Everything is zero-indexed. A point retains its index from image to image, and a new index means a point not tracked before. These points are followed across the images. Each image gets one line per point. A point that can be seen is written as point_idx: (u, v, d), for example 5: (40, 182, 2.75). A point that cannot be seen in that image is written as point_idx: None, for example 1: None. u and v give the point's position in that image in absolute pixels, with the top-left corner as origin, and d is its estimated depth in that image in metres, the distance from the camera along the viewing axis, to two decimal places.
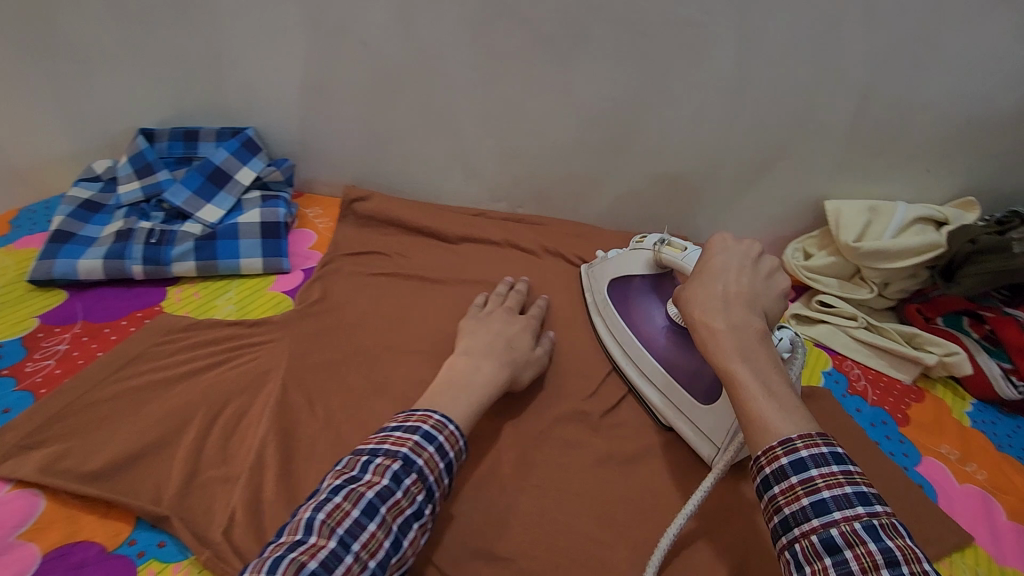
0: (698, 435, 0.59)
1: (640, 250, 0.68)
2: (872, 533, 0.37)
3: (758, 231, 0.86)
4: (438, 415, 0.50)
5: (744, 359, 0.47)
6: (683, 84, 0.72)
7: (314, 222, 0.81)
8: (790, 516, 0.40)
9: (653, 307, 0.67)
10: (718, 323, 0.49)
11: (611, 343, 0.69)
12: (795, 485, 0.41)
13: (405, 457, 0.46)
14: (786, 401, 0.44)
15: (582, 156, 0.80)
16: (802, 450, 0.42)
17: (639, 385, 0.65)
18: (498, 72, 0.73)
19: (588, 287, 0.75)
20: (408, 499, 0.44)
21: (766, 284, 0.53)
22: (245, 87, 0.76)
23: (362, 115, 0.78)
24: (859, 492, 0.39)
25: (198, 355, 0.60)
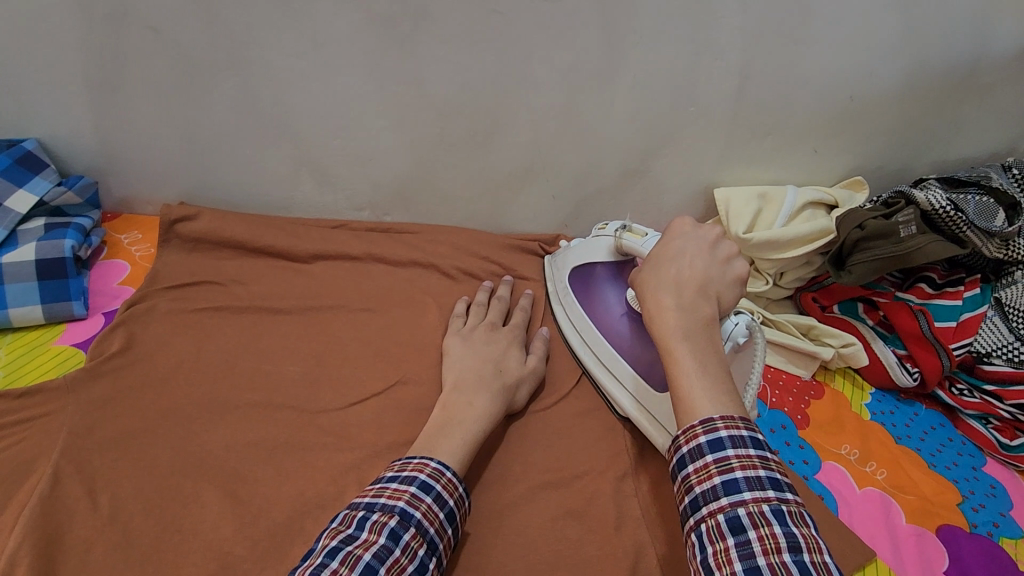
0: (649, 419, 0.58)
1: (602, 236, 0.65)
2: (778, 516, 0.36)
3: (650, 224, 0.80)
4: (435, 461, 0.47)
5: (685, 340, 0.44)
6: (548, 69, 0.63)
7: (130, 249, 0.67)
8: (699, 495, 0.39)
9: (609, 292, 0.64)
10: (670, 300, 0.46)
11: (572, 332, 0.65)
12: (709, 464, 0.40)
13: (403, 511, 0.42)
14: (719, 384, 0.43)
15: (448, 154, 0.70)
16: (721, 429, 0.40)
17: (610, 390, 0.61)
18: (331, 63, 0.61)
19: (551, 275, 0.71)
20: (407, 555, 0.41)
21: (723, 268, 0.48)
22: (11, 92, 0.61)
23: (172, 118, 0.64)
24: (769, 475, 0.38)
25: None
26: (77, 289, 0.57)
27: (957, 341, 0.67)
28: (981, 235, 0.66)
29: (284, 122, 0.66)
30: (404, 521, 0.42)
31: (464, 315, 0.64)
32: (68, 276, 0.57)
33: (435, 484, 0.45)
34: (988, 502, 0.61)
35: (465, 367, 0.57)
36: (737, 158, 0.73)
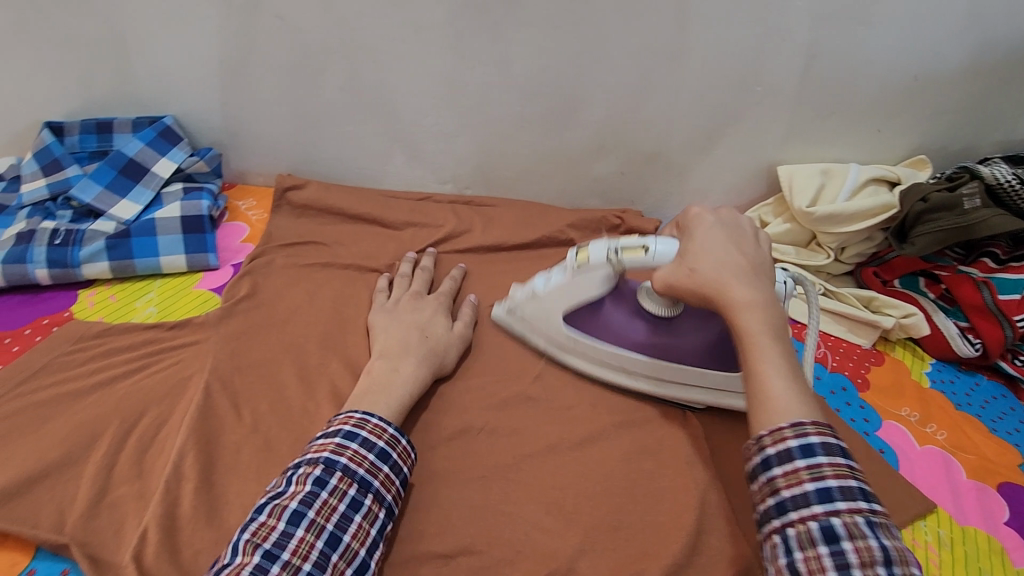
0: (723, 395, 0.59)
1: (595, 268, 0.57)
2: (872, 527, 0.37)
3: (714, 201, 0.84)
4: (360, 412, 0.49)
5: (778, 342, 0.46)
6: (625, 51, 0.69)
7: (247, 214, 0.76)
8: (787, 500, 0.40)
9: (615, 316, 0.60)
10: (750, 293, 0.48)
11: (597, 368, 0.61)
12: (798, 468, 0.40)
13: (327, 460, 0.45)
14: (803, 379, 0.45)
15: (528, 131, 0.76)
16: (812, 436, 0.41)
17: (681, 394, 0.59)
18: (429, 45, 0.68)
19: (525, 329, 0.63)
20: (335, 496, 0.44)
21: (761, 250, 0.53)
22: (158, 73, 0.71)
23: (288, 98, 0.73)
24: (860, 486, 0.39)
25: (114, 362, 0.56)
26: (213, 243, 0.65)
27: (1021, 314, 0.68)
28: None
29: (384, 100, 0.73)
30: (329, 470, 0.45)
31: (387, 290, 0.66)
32: (206, 231, 0.65)
33: (360, 432, 0.47)
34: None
35: (390, 335, 0.59)
36: (802, 136, 0.77)
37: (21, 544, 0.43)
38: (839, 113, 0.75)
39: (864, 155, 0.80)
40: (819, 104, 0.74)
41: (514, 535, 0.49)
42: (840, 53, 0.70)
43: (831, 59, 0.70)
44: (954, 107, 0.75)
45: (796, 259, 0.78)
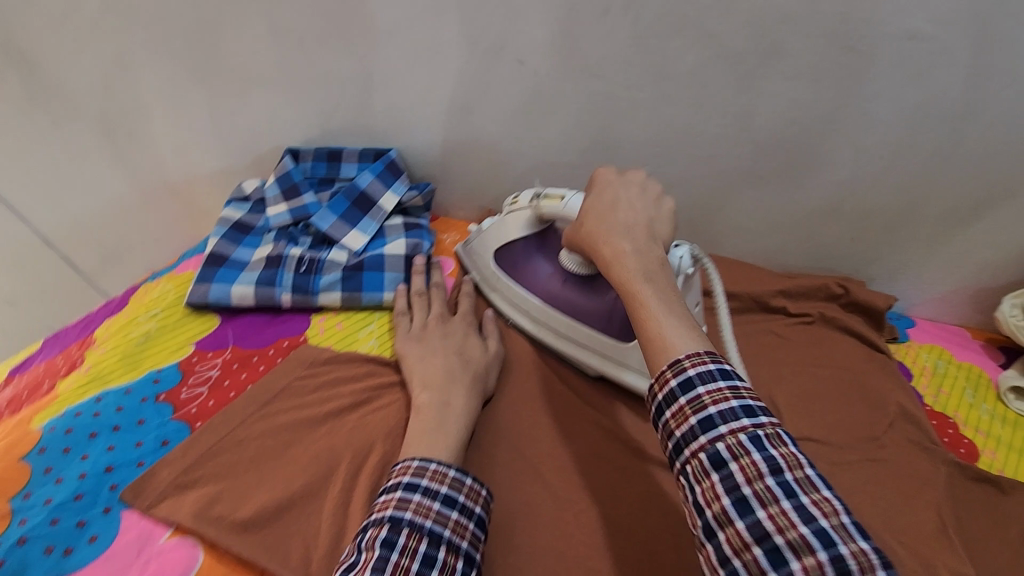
0: (619, 366, 0.60)
1: (517, 211, 0.65)
2: (754, 443, 0.34)
3: (962, 281, 0.72)
4: (416, 460, 0.46)
5: (647, 281, 0.43)
6: (888, 111, 0.61)
7: (451, 247, 0.77)
8: (679, 438, 0.37)
9: (539, 263, 0.65)
10: (623, 245, 0.46)
11: (515, 313, 0.67)
12: (684, 406, 0.37)
13: (390, 518, 0.42)
14: (679, 313, 0.41)
15: (749, 188, 0.70)
16: (688, 369, 0.37)
17: (575, 354, 0.62)
18: (665, 94, 0.65)
19: (472, 264, 0.71)
20: (406, 556, 0.40)
21: (655, 206, 0.51)
22: (390, 110, 0.74)
23: (505, 138, 0.73)
24: (741, 404, 0.36)
25: (341, 391, 0.57)
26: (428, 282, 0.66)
27: None
28: None
29: (602, 147, 0.71)
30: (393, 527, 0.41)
31: (407, 312, 0.63)
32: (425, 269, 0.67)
33: (421, 481, 0.44)
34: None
35: (431, 366, 0.56)
36: None
37: None
38: None
39: None
40: None
41: None
42: None
43: None
44: None
45: None
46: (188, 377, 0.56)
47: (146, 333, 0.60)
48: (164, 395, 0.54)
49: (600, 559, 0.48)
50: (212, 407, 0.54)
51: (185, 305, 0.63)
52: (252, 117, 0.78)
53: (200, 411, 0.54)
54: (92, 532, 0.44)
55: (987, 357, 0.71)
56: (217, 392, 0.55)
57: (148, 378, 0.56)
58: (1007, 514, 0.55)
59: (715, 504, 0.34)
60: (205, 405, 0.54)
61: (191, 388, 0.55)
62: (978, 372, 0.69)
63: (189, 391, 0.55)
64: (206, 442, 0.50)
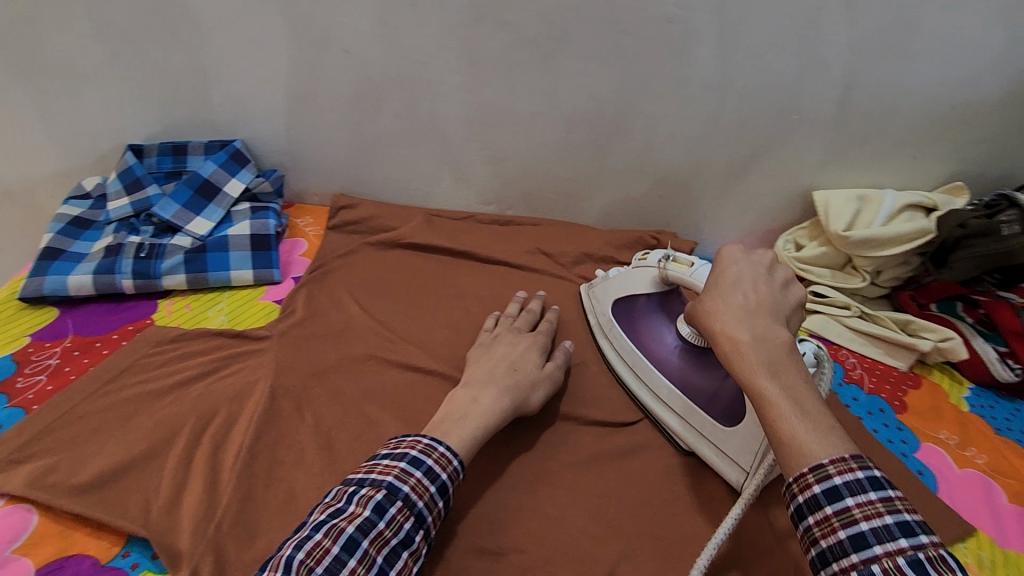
0: (694, 433, 0.59)
1: (645, 268, 0.65)
2: (917, 567, 0.36)
3: (749, 225, 0.86)
4: (427, 438, 0.50)
5: (772, 375, 0.44)
6: (665, 84, 0.73)
7: (305, 230, 0.81)
8: (830, 549, 0.39)
9: (663, 329, 0.64)
10: (743, 334, 0.45)
11: (617, 362, 0.67)
12: (830, 516, 0.40)
13: (391, 486, 0.46)
14: (813, 413, 0.42)
15: (569, 157, 0.80)
16: (835, 477, 0.40)
17: (656, 409, 0.62)
18: (482, 76, 0.73)
19: (591, 310, 0.72)
20: (391, 527, 0.45)
21: (780, 293, 0.49)
22: (230, 103, 0.77)
23: (347, 124, 0.78)
24: (898, 521, 0.38)
25: (188, 365, 0.60)
26: (277, 260, 0.71)
27: None
28: None
29: (437, 128, 0.78)
30: (390, 496, 0.46)
31: (493, 327, 0.68)
32: (272, 249, 0.71)
33: (427, 459, 0.49)
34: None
35: (479, 366, 0.60)
36: (838, 164, 0.79)
37: (113, 532, 0.47)
38: (876, 142, 0.77)
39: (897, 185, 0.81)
40: (856, 134, 0.76)
41: None
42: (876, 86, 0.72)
43: (867, 91, 0.73)
44: (989, 139, 0.76)
45: (832, 282, 0.80)
46: (25, 366, 0.58)
47: None
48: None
49: None
50: (51, 390, 0.56)
51: (20, 300, 0.64)
52: (88, 115, 0.78)
53: (36, 394, 0.55)
54: None
55: None
56: (55, 376, 0.57)
57: None
58: None
59: None
60: (44, 389, 0.56)
61: (28, 375, 0.57)
62: None
63: (26, 379, 0.56)
64: (43, 420, 0.52)
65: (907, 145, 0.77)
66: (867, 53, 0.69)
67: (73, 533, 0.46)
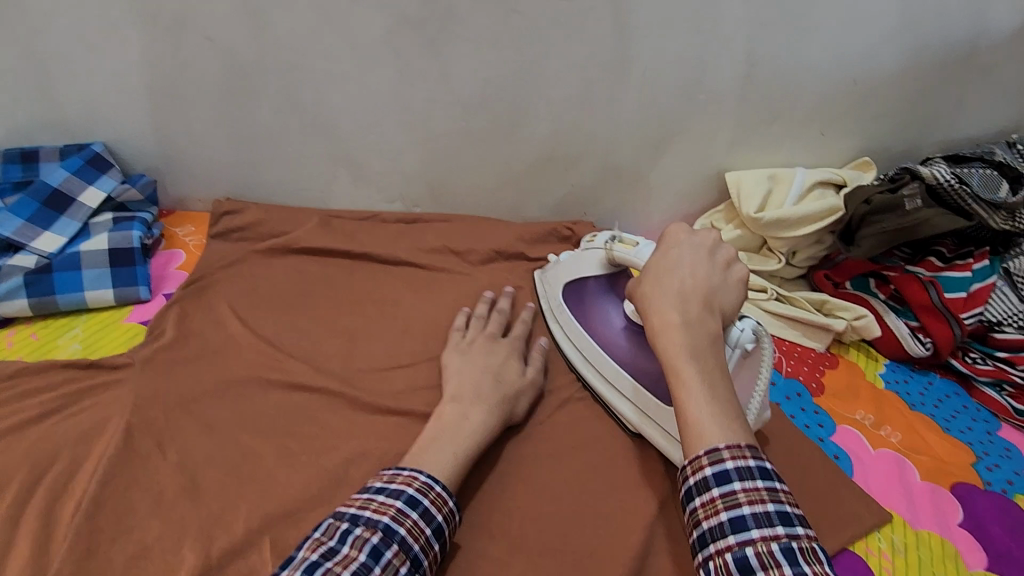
0: (641, 415, 0.57)
1: (593, 250, 0.62)
2: (789, 556, 0.36)
3: (666, 210, 0.83)
4: (424, 475, 0.47)
5: (692, 358, 0.44)
6: (563, 65, 0.69)
7: (184, 240, 0.73)
8: (707, 529, 0.40)
9: (609, 308, 0.61)
10: (672, 317, 0.46)
11: (571, 352, 0.63)
12: (716, 499, 0.40)
13: (386, 527, 0.42)
14: (721, 400, 0.43)
15: (471, 147, 0.75)
16: (726, 460, 0.41)
17: (610, 399, 0.59)
18: (366, 63, 0.67)
19: (543, 293, 0.68)
20: (388, 573, 0.40)
21: (724, 275, 0.49)
22: (81, 100, 0.68)
23: (221, 120, 0.71)
24: (779, 511, 0.39)
25: (28, 404, 0.52)
26: (143, 275, 0.63)
27: (968, 311, 0.69)
28: (987, 207, 0.69)
29: (324, 120, 0.72)
30: (386, 537, 0.42)
31: (464, 328, 0.63)
32: (136, 264, 0.63)
33: (422, 500, 0.45)
34: (1003, 462, 0.63)
35: (463, 378, 0.56)
36: (747, 143, 0.77)
37: None
38: (782, 119, 0.75)
39: (808, 161, 0.80)
40: (763, 111, 0.74)
41: None
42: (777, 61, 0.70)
43: (767, 66, 0.70)
44: (893, 111, 0.76)
45: (748, 265, 0.78)
46: None
47: None
48: None
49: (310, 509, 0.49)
50: None
51: None
52: None
53: None
54: None
55: None
56: None
57: None
58: None
59: None
60: None
61: None
62: None
63: None
64: None
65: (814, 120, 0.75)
66: (764, 27, 0.67)
67: None
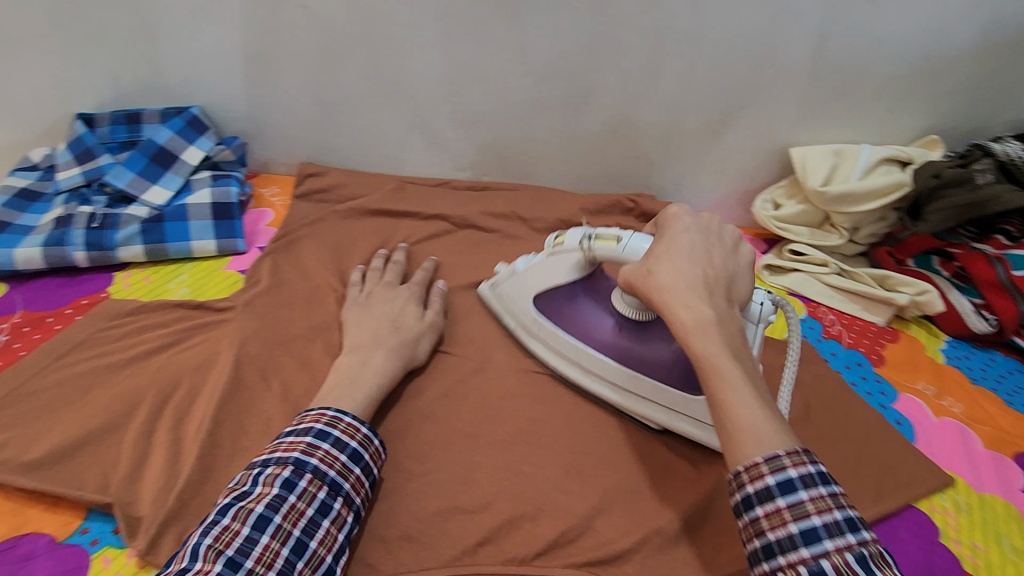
0: (666, 412, 0.56)
1: (564, 253, 0.58)
2: (864, 565, 0.35)
3: (728, 185, 0.85)
4: (331, 409, 0.48)
5: (735, 359, 0.42)
6: (637, 36, 0.71)
7: (271, 200, 0.78)
8: (775, 542, 0.37)
9: (592, 313, 0.59)
10: (706, 310, 0.44)
11: (561, 363, 0.60)
12: (781, 508, 0.38)
13: (295, 462, 0.44)
14: (769, 400, 0.41)
15: (541, 117, 0.78)
16: (791, 471, 0.38)
17: (635, 407, 0.56)
18: (447, 32, 0.70)
19: (504, 309, 0.65)
20: (303, 500, 0.42)
21: (732, 256, 0.49)
22: (183, 64, 0.73)
23: (307, 85, 0.75)
24: (845, 517, 0.37)
25: (148, 337, 0.57)
26: (240, 229, 0.68)
27: None
28: None
29: (403, 88, 0.75)
30: (299, 471, 0.43)
31: (361, 282, 0.65)
32: (235, 217, 0.68)
33: (333, 432, 0.46)
34: None
35: (361, 327, 0.58)
36: (814, 117, 0.78)
37: (71, 507, 0.45)
38: (852, 94, 0.76)
39: (875, 138, 0.80)
40: (833, 85, 0.75)
41: (538, 494, 0.51)
42: (851, 34, 0.71)
43: (840, 39, 0.71)
44: (967, 88, 0.75)
45: (810, 240, 0.79)
46: None
47: None
48: None
49: (402, 440, 0.53)
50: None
51: None
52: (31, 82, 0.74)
53: None
54: None
55: (753, 247, 0.85)
56: (4, 353, 0.54)
57: None
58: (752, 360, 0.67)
59: None
60: None
61: None
62: None
63: None
64: None
65: (884, 95, 0.76)
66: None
67: (28, 510, 0.44)
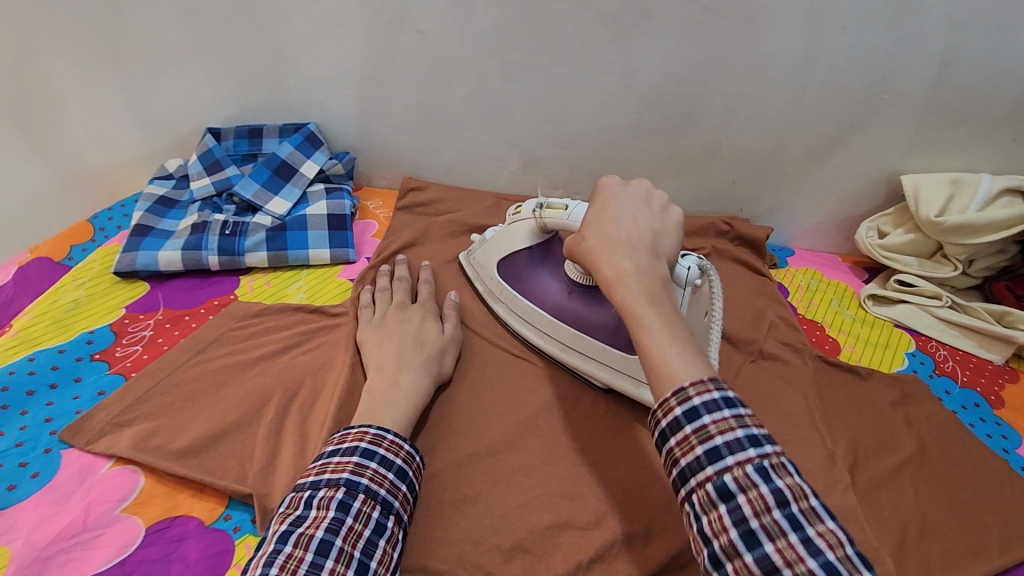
0: (609, 371, 0.58)
1: (522, 221, 0.63)
2: (762, 475, 0.34)
3: (828, 210, 0.82)
4: (373, 427, 0.47)
5: (653, 303, 0.42)
6: (745, 60, 0.70)
7: (375, 212, 0.82)
8: (686, 468, 0.37)
9: (545, 277, 0.63)
10: (625, 265, 0.44)
11: (517, 324, 0.65)
12: (689, 436, 0.37)
13: (347, 483, 0.43)
14: (683, 338, 0.40)
15: (639, 138, 0.79)
16: (695, 400, 0.37)
17: (584, 366, 0.60)
18: (554, 55, 0.72)
19: (477, 275, 0.69)
20: (359, 521, 0.42)
21: (659, 218, 0.49)
22: (304, 84, 0.78)
23: (418, 107, 0.78)
24: (747, 434, 0.36)
25: (273, 338, 0.61)
26: (352, 240, 0.71)
27: None
28: None
29: (506, 108, 0.77)
30: (352, 491, 0.43)
31: (371, 304, 0.63)
32: (347, 229, 0.72)
33: (377, 449, 0.46)
34: None
35: (386, 349, 0.56)
36: (928, 143, 0.75)
37: (214, 496, 0.48)
38: (973, 121, 0.72)
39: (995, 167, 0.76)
40: (952, 112, 0.72)
41: (646, 515, 0.51)
42: (976, 60, 0.68)
43: (964, 64, 0.68)
44: None
45: (920, 271, 0.76)
46: (124, 337, 0.60)
47: (74, 300, 0.63)
48: (101, 354, 0.58)
49: (510, 452, 0.55)
50: (148, 362, 0.57)
51: (114, 274, 0.66)
52: (169, 98, 0.81)
53: (136, 365, 0.57)
54: (34, 470, 0.48)
55: (853, 275, 0.82)
56: (151, 347, 0.59)
57: (82, 339, 0.59)
58: (861, 394, 0.65)
59: (722, 537, 0.34)
60: (142, 360, 0.57)
61: (127, 347, 0.59)
62: (845, 287, 0.80)
63: (126, 349, 0.58)
64: (142, 387, 0.54)
65: (1008, 123, 0.72)
66: (967, 24, 0.65)
67: (179, 496, 0.48)
